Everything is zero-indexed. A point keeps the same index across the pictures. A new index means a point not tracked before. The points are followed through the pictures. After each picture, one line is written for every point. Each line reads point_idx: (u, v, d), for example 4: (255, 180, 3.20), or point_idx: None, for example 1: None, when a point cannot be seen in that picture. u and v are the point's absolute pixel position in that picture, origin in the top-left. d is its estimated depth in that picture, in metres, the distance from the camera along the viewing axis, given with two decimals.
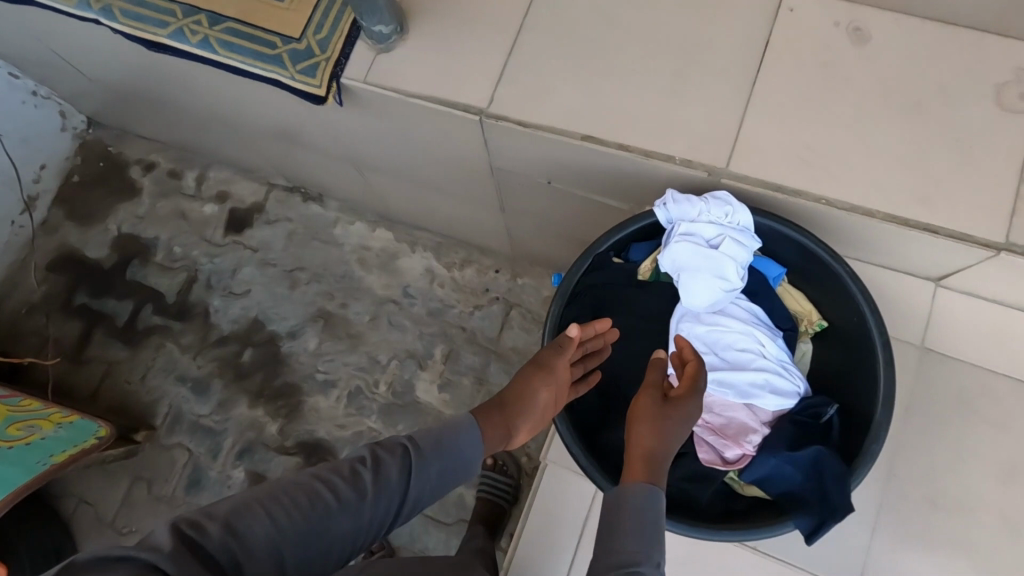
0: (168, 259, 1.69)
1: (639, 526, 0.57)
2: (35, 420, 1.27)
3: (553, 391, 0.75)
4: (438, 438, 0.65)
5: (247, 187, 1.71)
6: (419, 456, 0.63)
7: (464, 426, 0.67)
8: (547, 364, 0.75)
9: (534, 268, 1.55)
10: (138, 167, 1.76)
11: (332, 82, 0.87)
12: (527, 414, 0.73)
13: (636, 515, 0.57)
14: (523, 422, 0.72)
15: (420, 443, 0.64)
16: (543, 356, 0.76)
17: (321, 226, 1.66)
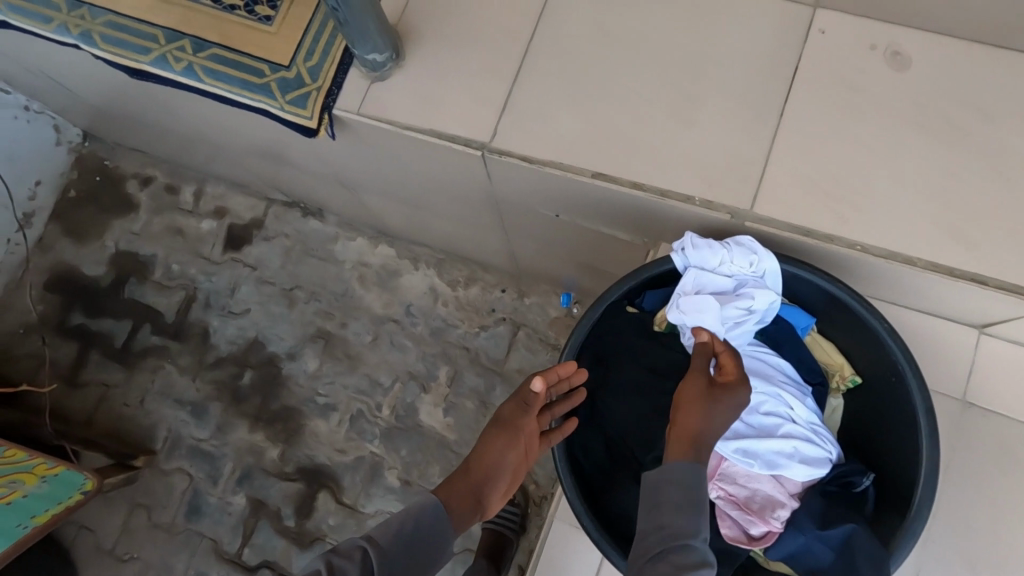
0: (165, 277, 1.64)
1: (683, 501, 0.58)
2: (16, 474, 1.16)
3: (521, 450, 0.74)
4: (400, 536, 0.64)
5: (244, 202, 1.65)
6: (384, 556, 0.61)
7: (427, 506, 0.67)
8: (509, 422, 0.74)
9: (540, 286, 1.48)
10: (133, 181, 1.72)
11: (323, 113, 0.81)
12: (495, 480, 0.73)
13: (679, 495, 0.58)
14: (491, 489, 0.72)
15: (382, 542, 0.62)
16: (506, 411, 0.75)
17: (319, 241, 1.60)
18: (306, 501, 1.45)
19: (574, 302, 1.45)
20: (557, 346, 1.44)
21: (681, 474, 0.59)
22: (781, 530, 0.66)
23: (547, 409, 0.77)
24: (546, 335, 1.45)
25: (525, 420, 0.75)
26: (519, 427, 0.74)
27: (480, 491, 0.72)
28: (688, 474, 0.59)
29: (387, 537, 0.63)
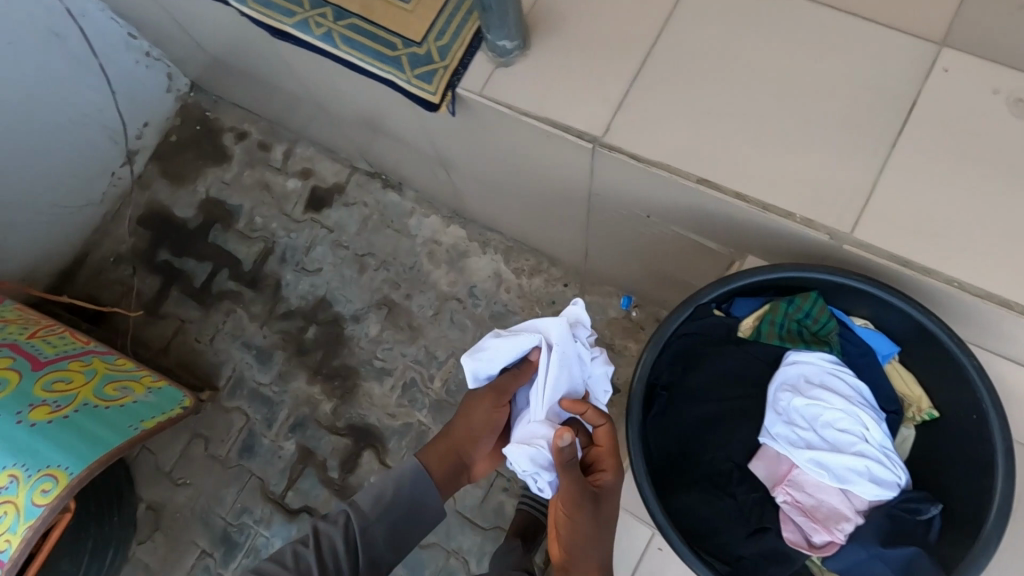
0: (248, 228, 1.74)
1: None
2: (128, 381, 1.26)
3: (492, 421, 0.95)
4: (377, 504, 0.90)
5: (330, 167, 1.73)
6: (362, 517, 0.89)
7: (406, 469, 0.94)
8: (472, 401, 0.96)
9: (603, 286, 1.51)
10: (231, 134, 1.82)
11: (447, 90, 0.86)
12: (467, 447, 0.96)
13: None
14: (467, 451, 0.96)
15: (362, 509, 0.90)
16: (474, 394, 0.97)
17: (395, 214, 1.67)
18: (352, 456, 1.52)
19: (635, 306, 1.48)
20: (612, 347, 1.47)
21: None
22: (843, 542, 0.70)
23: (510, 395, 0.95)
24: (603, 334, 1.48)
25: (498, 398, 0.94)
26: (480, 406, 0.94)
27: (458, 453, 0.96)
28: None
29: (365, 506, 0.90)
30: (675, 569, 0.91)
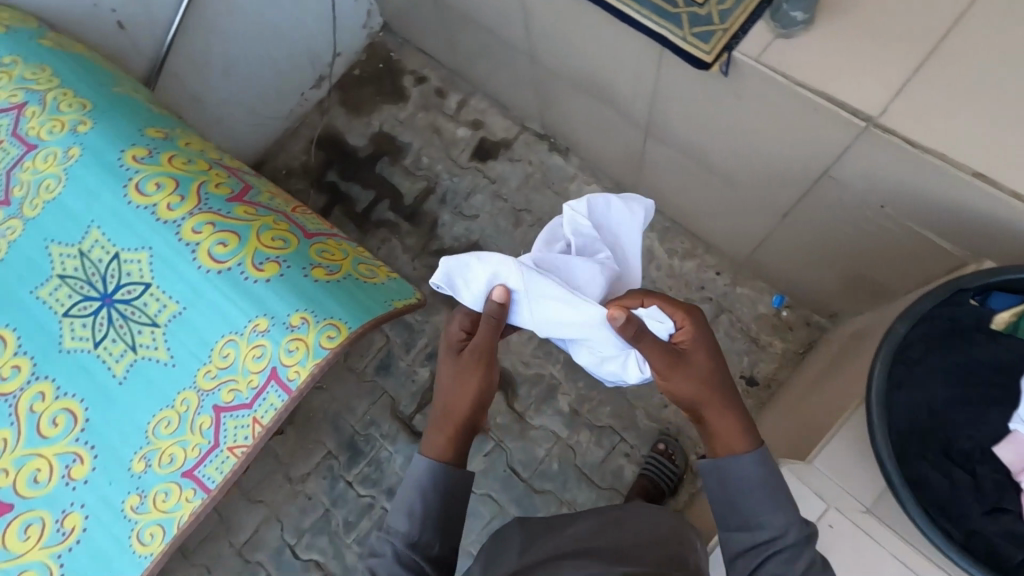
0: (413, 166, 1.83)
1: (747, 494, 0.75)
2: None
3: (485, 382, 0.83)
4: (414, 510, 0.79)
5: (501, 122, 1.81)
6: (403, 537, 0.78)
7: (420, 477, 0.81)
8: (454, 366, 0.84)
9: (756, 281, 1.53)
10: (410, 77, 1.92)
11: (723, 52, 0.91)
12: (473, 414, 0.83)
13: (755, 493, 0.74)
14: (473, 422, 0.84)
15: (401, 527, 0.78)
16: (450, 359, 0.85)
17: (557, 177, 1.73)
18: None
19: (785, 306, 1.50)
20: (756, 340, 1.50)
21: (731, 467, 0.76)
22: None
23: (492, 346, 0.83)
24: (749, 327, 1.51)
25: (483, 353, 0.82)
26: (466, 368, 0.83)
27: (463, 432, 0.83)
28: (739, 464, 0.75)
29: (402, 524, 0.78)
30: (844, 549, 0.88)
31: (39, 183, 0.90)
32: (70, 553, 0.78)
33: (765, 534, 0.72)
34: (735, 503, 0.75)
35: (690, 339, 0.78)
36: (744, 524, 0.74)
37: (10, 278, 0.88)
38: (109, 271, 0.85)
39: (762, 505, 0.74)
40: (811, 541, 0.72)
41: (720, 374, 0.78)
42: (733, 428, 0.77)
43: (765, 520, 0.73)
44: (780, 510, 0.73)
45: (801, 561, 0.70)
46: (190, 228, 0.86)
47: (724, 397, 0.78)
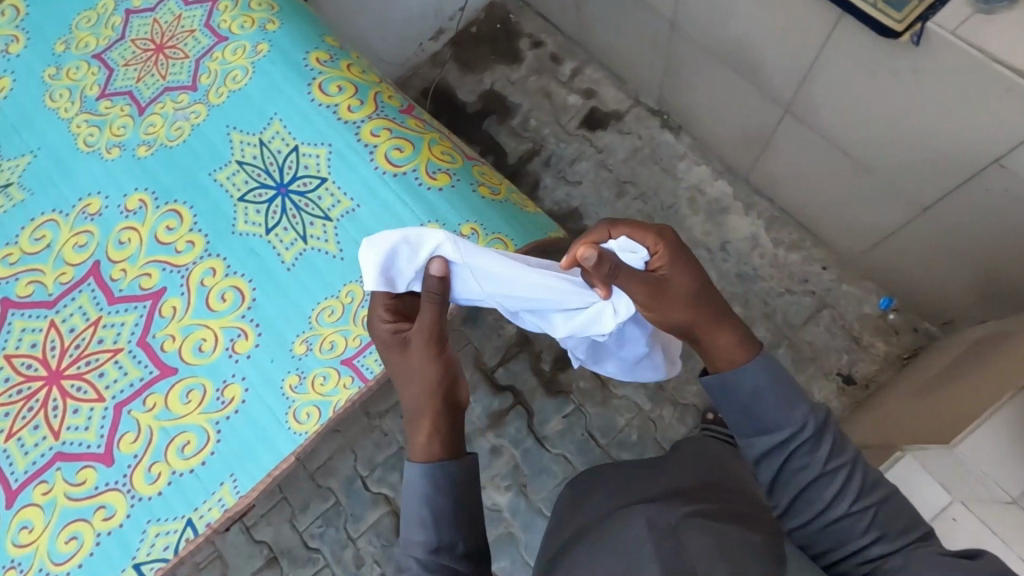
0: (521, 127, 1.85)
1: (772, 416, 0.67)
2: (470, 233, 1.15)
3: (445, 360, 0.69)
4: (426, 513, 0.66)
5: (615, 94, 1.81)
6: (417, 545, 0.66)
7: (417, 484, 0.67)
8: (401, 358, 0.70)
9: (863, 281, 1.50)
10: (526, 40, 1.93)
11: (916, 22, 0.88)
12: (447, 397, 0.69)
13: (775, 400, 0.67)
14: (449, 407, 0.69)
15: (416, 538, 0.66)
16: (391, 356, 0.71)
17: (666, 153, 1.72)
18: (562, 357, 1.60)
19: (892, 309, 1.47)
20: (857, 340, 1.47)
21: (746, 394, 0.68)
22: None
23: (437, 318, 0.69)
24: (850, 325, 1.48)
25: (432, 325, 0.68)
26: (416, 353, 0.69)
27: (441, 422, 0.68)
28: (744, 373, 0.68)
29: (416, 535, 0.66)
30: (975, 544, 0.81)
31: (227, 73, 0.93)
32: (227, 421, 0.81)
33: (787, 429, 0.66)
34: (749, 406, 0.68)
35: (665, 249, 0.68)
36: (761, 424, 0.67)
37: (191, 158, 0.91)
38: (287, 163, 0.88)
39: (776, 404, 0.67)
40: (830, 425, 0.67)
41: (704, 281, 0.69)
42: (731, 341, 0.69)
43: (783, 417, 0.66)
44: (796, 405, 0.67)
45: (827, 447, 0.66)
46: (369, 131, 0.88)
47: (717, 307, 0.69)
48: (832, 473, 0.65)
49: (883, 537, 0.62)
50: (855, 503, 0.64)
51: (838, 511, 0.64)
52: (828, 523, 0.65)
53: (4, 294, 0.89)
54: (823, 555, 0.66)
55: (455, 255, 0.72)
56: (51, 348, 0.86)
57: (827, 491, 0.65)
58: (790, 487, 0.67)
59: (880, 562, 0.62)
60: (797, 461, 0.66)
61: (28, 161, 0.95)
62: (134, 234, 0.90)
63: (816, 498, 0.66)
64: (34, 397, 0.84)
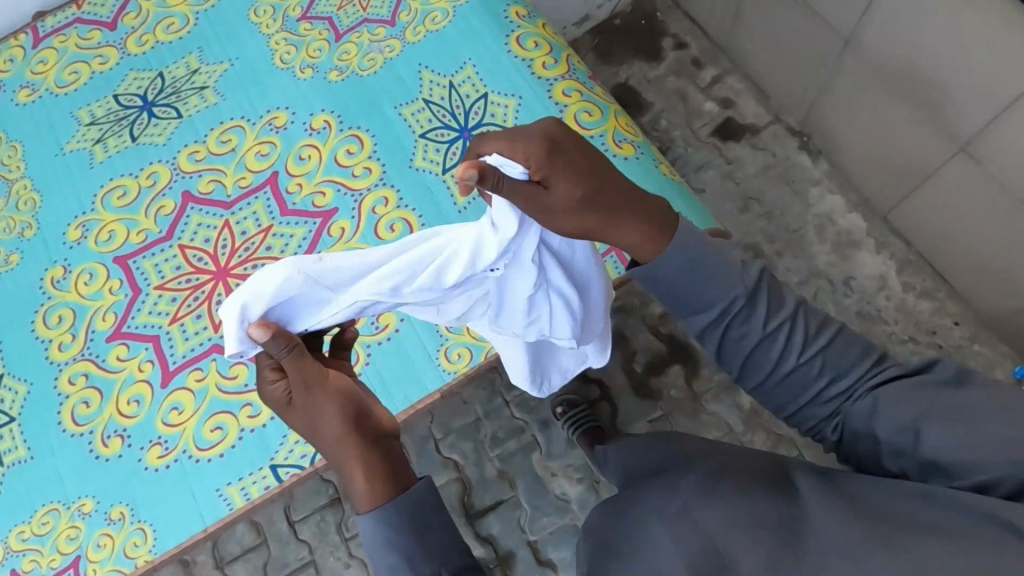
0: (650, 126, 1.80)
1: (700, 287, 0.62)
2: None
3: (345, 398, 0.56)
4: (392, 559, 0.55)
5: (754, 108, 1.75)
6: None
7: (378, 533, 0.55)
8: (304, 414, 0.56)
9: (999, 343, 1.42)
10: (670, 40, 1.88)
11: None
12: (364, 432, 0.57)
13: (704, 270, 0.62)
14: (373, 444, 0.57)
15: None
16: (294, 415, 0.58)
17: (800, 177, 1.66)
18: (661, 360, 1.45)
19: None
20: None
21: (677, 269, 0.63)
22: None
23: (308, 365, 0.56)
24: None
25: (310, 371, 0.56)
26: (319, 399, 0.56)
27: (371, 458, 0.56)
28: (671, 251, 0.62)
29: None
30: None
31: (427, 14, 0.95)
32: (378, 346, 0.82)
33: (717, 306, 0.62)
34: (680, 288, 0.63)
35: (539, 153, 0.56)
36: (692, 303, 0.64)
37: (379, 90, 0.93)
38: (475, 108, 0.89)
39: (702, 279, 0.62)
40: (764, 286, 0.63)
41: (592, 173, 0.59)
42: (637, 231, 0.62)
43: (708, 295, 0.62)
44: (721, 278, 0.62)
45: (761, 310, 0.62)
46: (561, 90, 0.87)
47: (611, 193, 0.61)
48: (773, 334, 0.62)
49: (843, 383, 0.61)
50: (803, 354, 0.62)
51: (788, 366, 0.62)
52: (788, 385, 0.63)
53: (186, 187, 0.93)
54: (785, 411, 0.65)
55: (272, 296, 0.59)
56: (222, 246, 0.89)
57: (778, 354, 0.62)
58: (737, 356, 0.64)
59: (840, 400, 0.61)
60: (735, 332, 0.63)
61: (225, 68, 0.99)
62: (315, 153, 0.92)
63: (764, 357, 0.63)
64: (201, 289, 0.88)
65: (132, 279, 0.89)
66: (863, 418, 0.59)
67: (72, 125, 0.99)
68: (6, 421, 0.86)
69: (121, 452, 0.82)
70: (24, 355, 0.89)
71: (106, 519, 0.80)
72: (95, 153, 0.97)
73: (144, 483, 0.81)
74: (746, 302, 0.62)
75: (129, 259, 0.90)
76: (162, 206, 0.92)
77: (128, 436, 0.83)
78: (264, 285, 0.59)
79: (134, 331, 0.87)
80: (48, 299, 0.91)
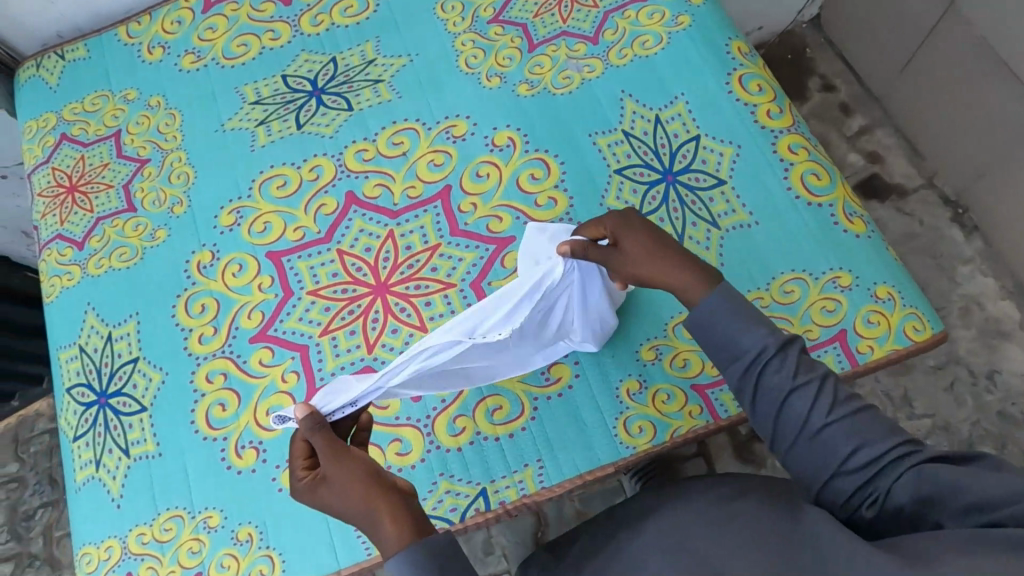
0: None
1: (735, 332, 0.61)
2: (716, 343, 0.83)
3: (367, 466, 0.59)
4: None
5: (904, 168, 1.61)
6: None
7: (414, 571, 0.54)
8: (332, 483, 0.59)
9: None
10: (817, 81, 1.73)
11: None
12: (391, 494, 0.58)
13: (736, 316, 0.61)
14: (398, 501, 0.58)
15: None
16: (325, 492, 0.59)
17: (948, 252, 1.52)
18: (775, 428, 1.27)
19: None
20: None
21: (719, 310, 0.61)
22: None
23: (332, 442, 0.61)
24: None
25: (335, 445, 0.61)
26: (344, 466, 0.59)
27: (398, 514, 0.57)
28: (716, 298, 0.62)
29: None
30: None
31: (637, 36, 0.86)
32: (546, 401, 0.75)
33: (751, 349, 0.60)
34: (718, 331, 0.61)
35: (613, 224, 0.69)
36: (727, 345, 0.61)
37: (572, 113, 0.85)
38: (683, 149, 0.80)
39: (737, 319, 0.61)
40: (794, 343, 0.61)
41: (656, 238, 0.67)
42: (690, 278, 0.64)
43: (743, 339, 0.60)
44: (751, 326, 0.61)
45: (793, 360, 0.59)
46: (786, 144, 0.78)
47: (667, 242, 0.66)
48: (808, 385, 0.58)
49: (874, 454, 0.55)
50: (832, 414, 0.57)
51: (818, 423, 0.57)
52: (817, 445, 0.57)
53: (351, 188, 0.86)
54: (813, 480, 0.58)
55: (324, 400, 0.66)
56: (384, 259, 0.82)
57: (813, 412, 0.57)
58: (768, 405, 0.59)
59: (874, 470, 0.55)
60: (767, 380, 0.59)
61: (404, 64, 0.92)
62: (494, 171, 0.84)
63: (794, 409, 0.58)
64: (357, 303, 0.81)
65: (285, 279, 0.83)
66: (906, 488, 0.54)
67: (235, 102, 0.93)
68: (137, 409, 0.81)
69: (255, 466, 0.77)
70: (161, 341, 0.83)
71: (232, 539, 0.74)
72: (257, 135, 0.91)
73: (277, 506, 0.75)
74: (773, 352, 0.59)
75: (283, 256, 0.84)
76: (323, 204, 0.86)
77: (263, 450, 0.77)
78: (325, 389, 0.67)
79: (280, 336, 0.81)
80: (192, 284, 0.85)
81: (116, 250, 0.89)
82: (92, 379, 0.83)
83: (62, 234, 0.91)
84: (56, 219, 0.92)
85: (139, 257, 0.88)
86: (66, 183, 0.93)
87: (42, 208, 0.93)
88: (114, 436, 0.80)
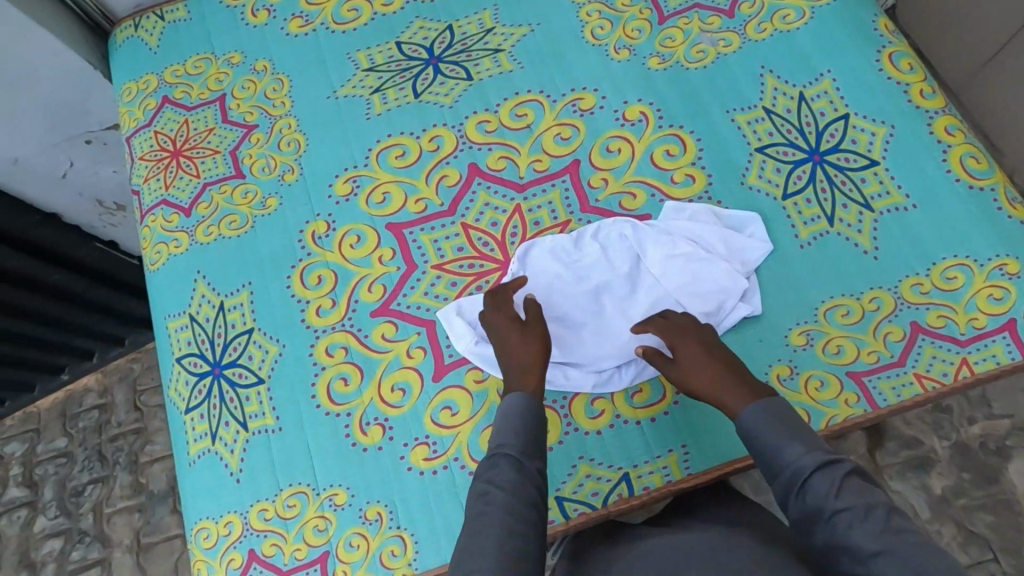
0: None
1: (778, 449, 0.58)
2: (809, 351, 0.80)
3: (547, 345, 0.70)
4: (516, 444, 0.62)
5: None
6: (519, 421, 0.63)
7: (526, 412, 0.64)
8: (518, 332, 0.70)
9: None
10: None
11: None
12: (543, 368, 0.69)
13: (773, 431, 0.59)
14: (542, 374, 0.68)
15: (511, 447, 0.61)
16: (512, 334, 0.70)
17: None
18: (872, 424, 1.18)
19: None
20: None
21: (762, 428, 0.60)
22: None
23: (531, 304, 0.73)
24: None
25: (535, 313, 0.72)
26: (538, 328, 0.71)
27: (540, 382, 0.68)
28: (764, 415, 0.61)
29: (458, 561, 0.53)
30: None
31: (776, 10, 0.83)
32: None
33: (789, 466, 0.57)
34: (757, 449, 0.60)
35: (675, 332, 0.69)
36: (769, 462, 0.59)
37: (708, 87, 0.82)
38: (831, 128, 0.77)
39: (779, 438, 0.59)
40: (839, 465, 0.56)
41: (717, 352, 0.67)
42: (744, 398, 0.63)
43: (779, 458, 0.58)
44: (786, 443, 0.58)
45: (835, 481, 0.55)
46: (943, 126, 0.75)
47: (725, 362, 0.66)
48: (850, 508, 0.52)
49: None
50: (881, 541, 0.50)
51: (865, 550, 0.50)
52: (863, 574, 0.50)
53: (474, 159, 0.83)
54: None
55: (458, 306, 0.76)
56: (512, 233, 0.79)
57: (858, 536, 0.51)
58: (811, 526, 0.54)
59: None
60: (809, 502, 0.55)
61: (526, 33, 0.88)
62: (626, 146, 0.81)
63: (837, 531, 0.52)
64: (486, 278, 0.78)
65: (407, 252, 0.80)
66: None
67: (348, 68, 0.90)
68: (254, 381, 0.78)
69: (381, 444, 0.74)
70: (277, 313, 0.81)
71: (360, 517, 0.71)
72: (373, 103, 0.88)
73: (406, 485, 0.72)
74: (809, 470, 0.56)
75: (404, 228, 0.81)
76: (445, 175, 0.83)
77: (390, 427, 0.74)
78: (457, 306, 0.77)
79: (404, 311, 0.78)
80: (307, 255, 0.82)
81: (224, 218, 0.86)
82: (205, 349, 0.81)
83: (167, 199, 0.88)
84: (159, 184, 0.89)
85: (249, 226, 0.85)
86: (170, 147, 0.90)
87: (144, 172, 0.90)
88: (230, 408, 0.78)
